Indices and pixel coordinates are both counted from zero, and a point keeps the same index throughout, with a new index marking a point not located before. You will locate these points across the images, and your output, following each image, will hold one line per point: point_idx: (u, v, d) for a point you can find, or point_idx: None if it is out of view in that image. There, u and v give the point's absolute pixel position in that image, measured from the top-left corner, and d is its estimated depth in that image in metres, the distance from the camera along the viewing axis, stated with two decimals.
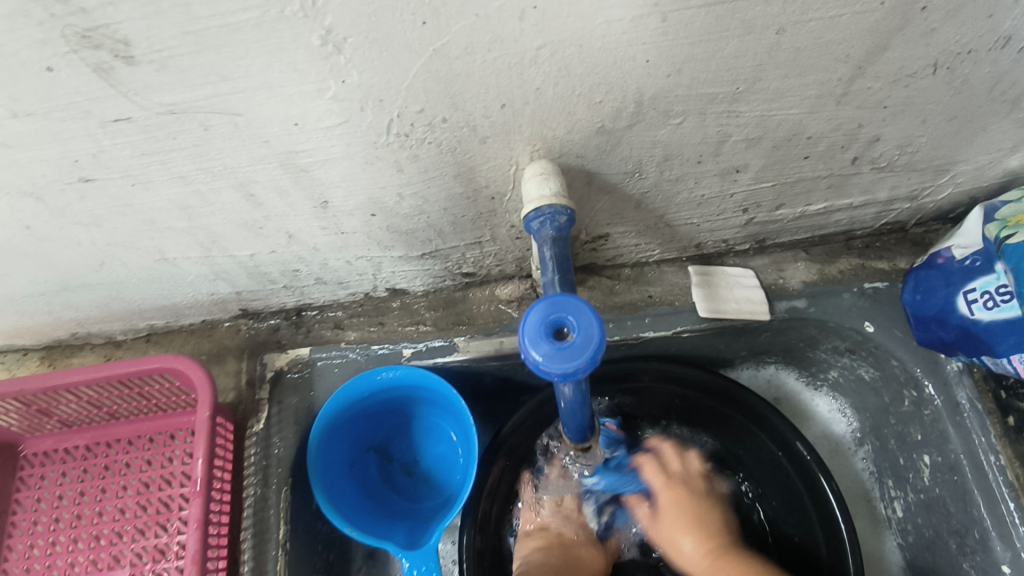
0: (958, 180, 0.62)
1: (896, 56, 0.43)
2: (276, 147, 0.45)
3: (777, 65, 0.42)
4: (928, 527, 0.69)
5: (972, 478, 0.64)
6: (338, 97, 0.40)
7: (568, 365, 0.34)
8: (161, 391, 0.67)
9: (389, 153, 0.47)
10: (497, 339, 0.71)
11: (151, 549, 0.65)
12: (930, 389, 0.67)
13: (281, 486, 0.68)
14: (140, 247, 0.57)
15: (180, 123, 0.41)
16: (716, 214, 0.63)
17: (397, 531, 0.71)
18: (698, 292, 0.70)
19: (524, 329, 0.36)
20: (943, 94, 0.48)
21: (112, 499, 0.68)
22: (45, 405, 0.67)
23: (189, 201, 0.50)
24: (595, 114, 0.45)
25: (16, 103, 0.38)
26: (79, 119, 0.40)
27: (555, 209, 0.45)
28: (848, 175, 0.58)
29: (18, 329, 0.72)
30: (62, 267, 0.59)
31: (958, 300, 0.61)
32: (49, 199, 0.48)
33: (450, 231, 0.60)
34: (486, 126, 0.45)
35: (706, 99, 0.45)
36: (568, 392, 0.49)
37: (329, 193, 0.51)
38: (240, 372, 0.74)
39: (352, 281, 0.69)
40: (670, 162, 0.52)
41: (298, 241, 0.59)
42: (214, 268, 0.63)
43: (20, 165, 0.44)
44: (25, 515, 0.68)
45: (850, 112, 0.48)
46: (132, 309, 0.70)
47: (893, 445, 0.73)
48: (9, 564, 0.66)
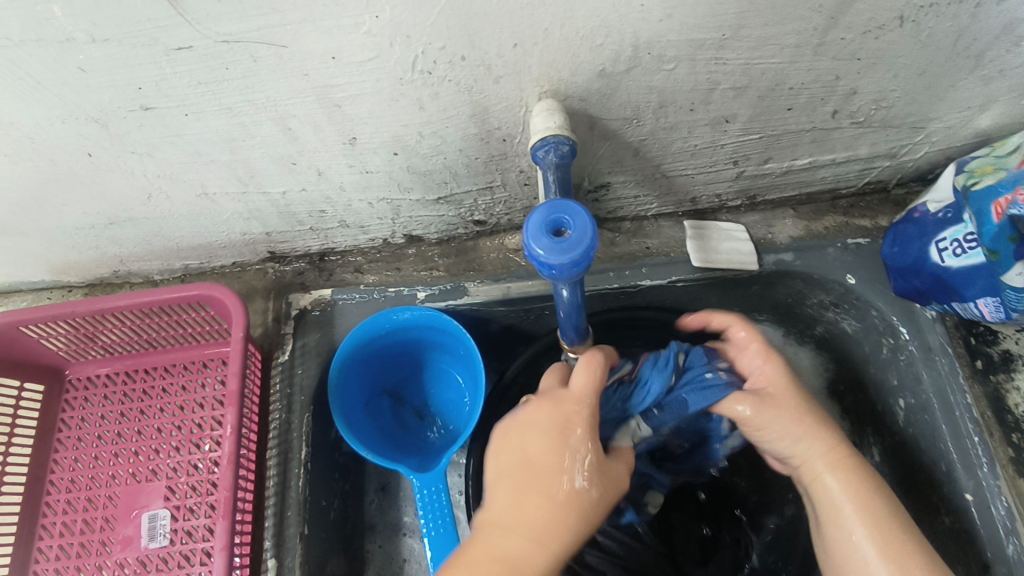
0: (933, 139, 0.67)
1: (865, 7, 0.48)
2: (314, 80, 0.51)
3: (758, 13, 0.48)
4: (902, 467, 0.73)
5: (940, 416, 0.68)
6: (371, 32, 0.46)
7: (565, 258, 0.39)
8: (196, 321, 0.74)
9: (413, 90, 0.53)
10: (504, 283, 0.77)
11: (186, 463, 0.71)
12: (905, 335, 0.72)
13: (304, 413, 0.74)
14: (185, 180, 0.63)
15: (232, 53, 0.47)
16: (709, 166, 0.68)
17: (411, 459, 0.77)
18: (692, 244, 0.76)
19: (527, 229, 0.41)
20: (912, 47, 0.53)
21: (150, 419, 0.74)
22: (91, 331, 0.73)
23: (233, 133, 0.57)
24: (597, 57, 0.51)
25: (96, 29, 0.44)
26: (147, 47, 0.46)
27: (559, 139, 0.50)
28: (829, 130, 0.63)
29: (67, 263, 0.78)
30: (113, 199, 0.66)
31: (931, 250, 0.66)
32: (111, 126, 0.55)
33: (465, 174, 0.66)
34: (500, 65, 0.51)
35: (695, 45, 0.50)
36: (566, 295, 0.53)
37: (357, 129, 0.57)
38: (267, 311, 0.81)
39: (373, 225, 0.75)
40: (665, 109, 0.58)
41: (326, 179, 0.65)
42: (248, 205, 0.69)
43: (91, 91, 0.50)
44: (70, 433, 0.75)
45: (827, 63, 0.54)
46: (171, 247, 0.77)
47: (871, 394, 0.78)
48: (56, 475, 0.73)
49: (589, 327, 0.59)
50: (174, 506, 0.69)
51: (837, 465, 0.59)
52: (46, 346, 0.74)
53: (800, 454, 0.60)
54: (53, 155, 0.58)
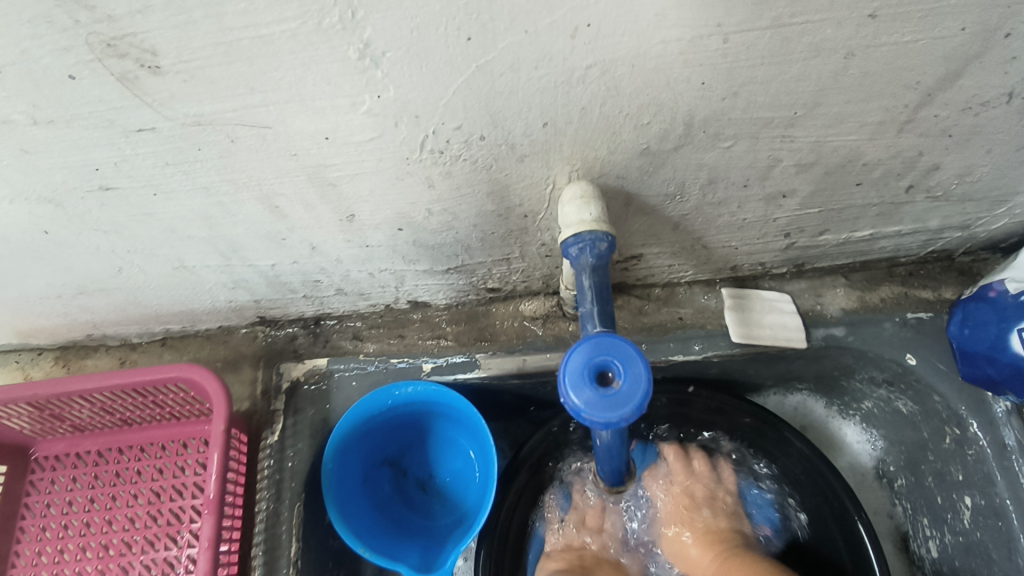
0: (1015, 210, 0.59)
1: (970, 83, 0.40)
2: (304, 160, 0.43)
3: (841, 90, 0.39)
4: (966, 570, 0.66)
5: (1018, 525, 0.61)
6: (372, 112, 0.38)
7: (611, 417, 0.32)
8: (175, 399, 0.66)
9: (421, 169, 0.45)
10: (520, 357, 0.68)
11: (161, 562, 0.64)
12: (974, 428, 0.63)
13: (294, 502, 0.66)
14: (159, 254, 0.55)
15: (205, 135, 0.39)
16: (756, 237, 0.60)
17: (413, 551, 0.69)
18: (731, 316, 0.67)
19: (564, 371, 0.33)
20: (1015, 123, 0.45)
21: (122, 507, 0.66)
22: (58, 409, 0.65)
23: (210, 211, 0.49)
24: (641, 135, 0.42)
25: (37, 111, 0.36)
26: (101, 128, 0.38)
27: (597, 235, 0.43)
28: (900, 203, 0.55)
29: (34, 328, 0.70)
30: (79, 272, 0.58)
31: (1012, 337, 0.58)
32: (67, 206, 0.47)
33: (479, 247, 0.58)
34: (525, 144, 0.42)
35: (760, 123, 0.42)
36: (605, 428, 0.46)
37: (356, 206, 0.49)
38: (256, 381, 0.73)
39: (374, 293, 0.67)
40: (714, 186, 0.50)
41: (321, 253, 0.57)
42: (233, 276, 0.61)
43: (39, 172, 0.42)
44: (34, 520, 0.67)
45: (911, 139, 0.45)
46: (149, 313, 0.69)
47: (930, 482, 0.69)
48: (17, 570, 0.65)
49: (627, 454, 0.52)
50: None
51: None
52: (8, 426, 0.66)
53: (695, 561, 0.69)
54: (4, 233, 0.50)
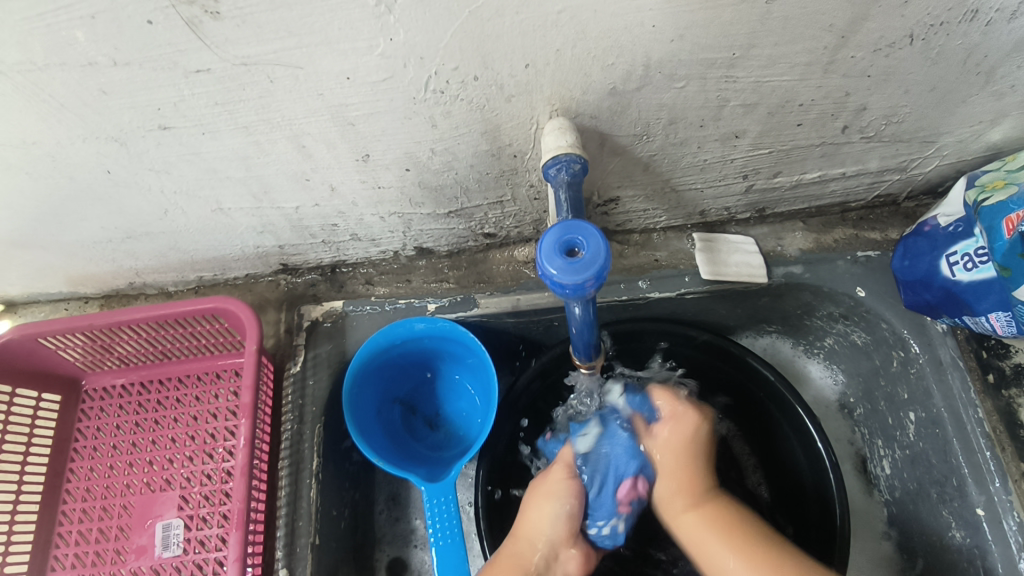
0: (944, 153, 0.67)
1: (875, 26, 0.48)
2: (329, 100, 0.52)
3: (769, 32, 0.48)
4: (913, 479, 0.74)
5: (952, 430, 0.68)
6: (385, 54, 0.47)
7: (578, 277, 0.40)
8: (210, 333, 0.75)
9: (426, 109, 0.53)
10: (514, 296, 0.77)
11: (200, 473, 0.72)
12: (916, 349, 0.72)
13: (315, 424, 0.75)
14: (201, 196, 0.64)
15: (250, 75, 0.48)
16: (718, 180, 0.69)
17: (419, 469, 0.77)
18: (701, 256, 0.76)
19: (541, 248, 0.42)
20: (922, 65, 0.53)
21: (165, 429, 0.75)
22: (107, 342, 0.74)
23: (248, 151, 0.58)
24: (608, 76, 0.51)
25: (118, 53, 0.45)
26: (167, 70, 0.47)
27: (571, 157, 0.52)
28: (839, 144, 0.64)
29: (84, 275, 0.79)
30: (130, 214, 0.67)
31: (941, 264, 0.66)
32: (130, 145, 0.56)
33: (476, 189, 0.67)
34: (512, 85, 0.51)
35: (706, 64, 0.51)
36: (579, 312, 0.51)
37: (371, 146, 0.58)
38: (280, 322, 0.82)
39: (384, 238, 0.76)
40: (675, 126, 0.58)
41: (339, 195, 0.66)
42: (262, 220, 0.70)
43: (111, 111, 0.51)
44: (86, 442, 0.76)
45: (837, 80, 0.54)
46: (185, 260, 0.78)
47: (883, 406, 0.77)
48: (72, 484, 0.74)
49: (599, 343, 0.60)
50: (188, 515, 0.70)
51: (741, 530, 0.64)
52: (63, 357, 0.75)
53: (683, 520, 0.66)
54: (73, 173, 0.59)
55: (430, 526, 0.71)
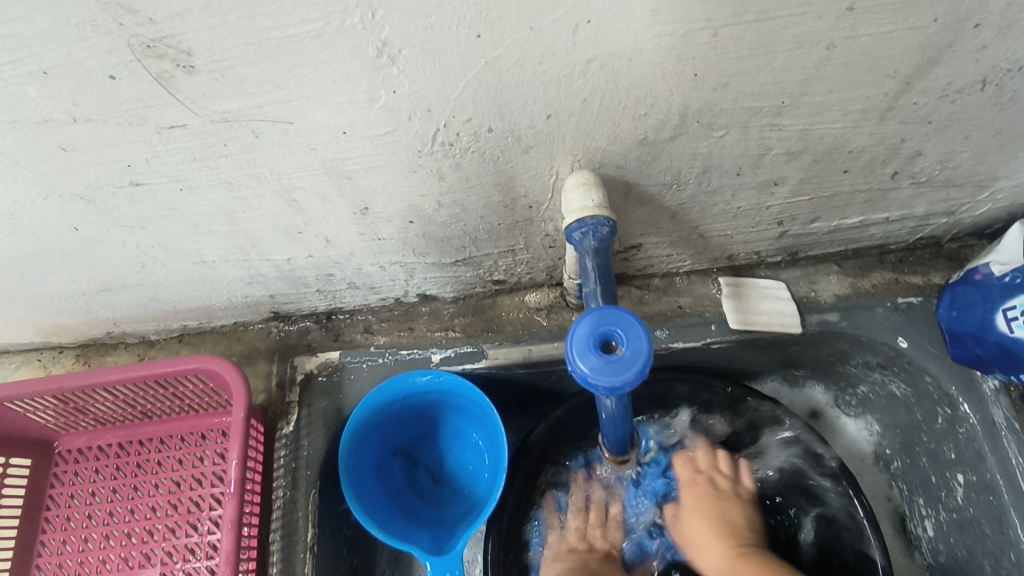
0: (998, 195, 0.61)
1: (945, 71, 0.43)
2: (322, 154, 0.45)
3: (825, 79, 0.42)
4: (961, 546, 0.68)
5: (1008, 499, 0.63)
6: (387, 106, 0.41)
7: (616, 379, 0.34)
8: (194, 391, 0.68)
9: (432, 161, 0.47)
10: (525, 347, 0.71)
11: (183, 548, 0.66)
12: (965, 407, 0.66)
13: (310, 490, 0.68)
14: (181, 249, 0.58)
15: (232, 131, 0.42)
16: (751, 226, 0.63)
17: (424, 535, 0.71)
18: (728, 303, 0.70)
19: (571, 341, 0.36)
20: (990, 110, 0.48)
21: (144, 497, 0.69)
22: (82, 403, 0.68)
23: (233, 206, 0.51)
24: (639, 126, 0.45)
25: (77, 110, 0.39)
26: (136, 126, 0.41)
27: (598, 220, 0.45)
28: (886, 190, 0.58)
29: (57, 326, 0.73)
30: (104, 268, 0.60)
31: (996, 318, 0.60)
32: (99, 202, 0.49)
33: (485, 239, 0.61)
34: (530, 136, 0.45)
35: (750, 113, 0.45)
36: (610, 404, 0.48)
37: (370, 199, 0.52)
38: (271, 374, 0.75)
39: (384, 286, 0.70)
40: (709, 174, 0.53)
41: (335, 246, 0.60)
42: (250, 271, 0.63)
43: (75, 168, 0.45)
44: (59, 510, 0.70)
45: (894, 126, 0.48)
46: (167, 310, 0.71)
47: (925, 463, 0.72)
48: (43, 559, 0.67)
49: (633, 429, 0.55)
50: None
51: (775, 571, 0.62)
52: (33, 419, 0.68)
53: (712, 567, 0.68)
54: (36, 230, 0.53)
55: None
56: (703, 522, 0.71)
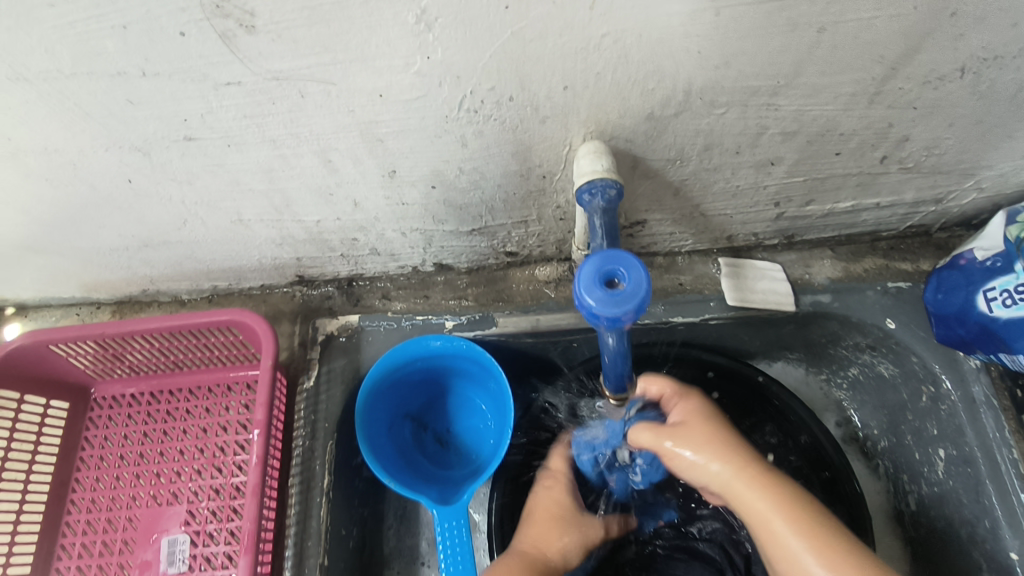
0: (982, 185, 0.65)
1: (927, 59, 0.47)
2: (359, 116, 0.50)
3: (816, 61, 0.47)
4: (941, 519, 0.71)
5: (985, 471, 0.67)
6: (421, 72, 0.46)
7: (618, 310, 0.39)
8: (223, 344, 0.73)
9: (458, 128, 0.52)
10: (534, 317, 0.76)
11: (208, 488, 0.71)
12: (947, 384, 0.70)
13: (327, 440, 0.73)
14: (221, 207, 0.63)
15: (281, 89, 0.47)
16: (749, 206, 0.67)
17: (431, 489, 0.75)
18: (727, 282, 0.74)
19: (579, 277, 0.41)
20: (971, 98, 0.52)
21: (173, 441, 0.74)
22: (119, 350, 0.73)
23: (273, 164, 0.56)
24: (647, 101, 0.50)
25: (147, 64, 0.44)
26: (196, 82, 0.46)
27: (607, 182, 0.50)
28: (876, 175, 0.62)
29: (97, 281, 0.78)
30: (149, 223, 0.65)
31: (978, 299, 0.65)
32: (153, 155, 0.54)
33: (501, 208, 0.65)
34: (548, 107, 0.50)
35: (748, 92, 0.49)
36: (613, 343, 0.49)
37: (398, 163, 0.57)
38: (294, 334, 0.80)
39: (404, 254, 0.74)
40: (710, 152, 0.57)
41: (362, 210, 0.64)
42: (282, 232, 0.68)
43: (136, 121, 0.50)
44: (93, 451, 0.75)
45: (881, 111, 0.52)
46: (201, 269, 0.77)
47: (910, 440, 0.75)
48: (77, 494, 0.73)
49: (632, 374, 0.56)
50: (195, 531, 0.69)
51: (820, 547, 0.51)
52: (73, 364, 0.74)
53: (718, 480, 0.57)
54: (93, 181, 0.58)
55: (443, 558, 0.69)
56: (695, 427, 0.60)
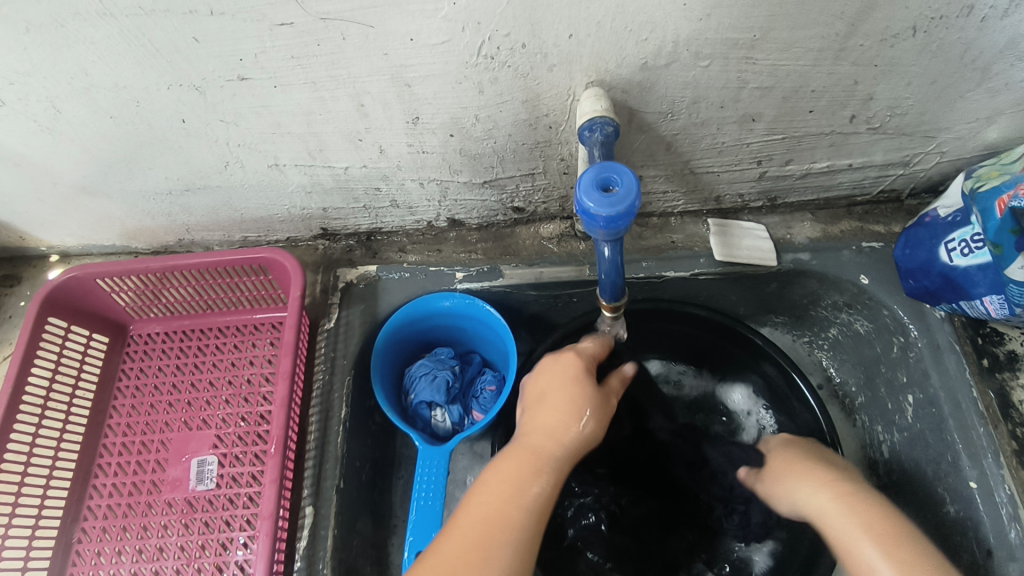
0: (944, 149, 0.73)
1: (882, 16, 0.54)
2: (391, 60, 0.58)
3: (786, 16, 0.54)
4: (910, 461, 0.78)
5: (947, 410, 0.72)
6: (447, 17, 0.53)
7: (611, 209, 0.46)
8: (253, 285, 0.80)
9: (476, 74, 0.60)
10: (538, 268, 0.82)
11: (236, 415, 0.77)
12: (914, 332, 0.76)
13: (345, 376, 0.79)
14: (261, 150, 0.70)
15: (326, 31, 0.55)
16: (734, 164, 0.74)
17: (423, 432, 0.81)
18: (715, 239, 0.81)
19: (580, 183, 0.48)
20: (923, 57, 0.59)
21: (204, 374, 0.80)
22: (158, 288, 0.80)
23: (312, 107, 0.64)
24: (640, 50, 0.57)
25: (217, 3, 0.52)
26: (256, 22, 0.54)
27: (604, 121, 0.57)
28: (847, 134, 0.70)
29: (139, 229, 0.85)
30: (194, 166, 0.73)
31: (940, 251, 0.71)
32: (208, 94, 0.62)
33: (511, 159, 0.72)
34: (555, 54, 0.58)
35: (729, 44, 0.57)
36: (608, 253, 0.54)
37: (421, 109, 0.64)
38: (316, 283, 0.87)
39: (421, 207, 0.82)
40: (698, 105, 0.65)
41: (386, 157, 0.72)
42: (312, 179, 0.76)
43: (199, 59, 0.58)
44: (129, 382, 0.81)
45: (846, 68, 0.60)
46: (235, 218, 0.84)
47: (883, 392, 0.82)
48: (113, 420, 0.79)
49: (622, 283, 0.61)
50: (222, 452, 0.75)
51: (884, 536, 0.59)
52: (115, 300, 0.80)
53: (818, 508, 0.66)
54: (151, 119, 0.65)
55: (422, 485, 0.74)
56: (845, 519, 0.62)
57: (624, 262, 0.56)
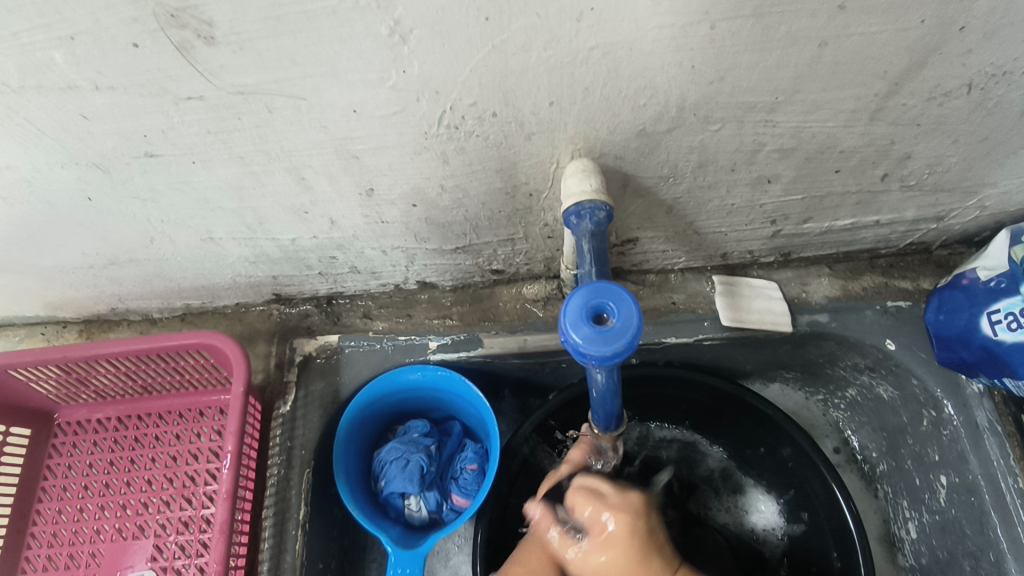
0: (985, 204, 0.63)
1: (932, 74, 0.44)
2: (332, 132, 0.47)
3: (816, 77, 0.44)
4: (943, 548, 0.69)
5: (989, 500, 0.64)
6: (397, 87, 0.43)
7: (605, 348, 0.38)
8: (193, 367, 0.70)
9: (438, 144, 0.49)
10: (521, 337, 0.72)
11: (176, 521, 0.67)
12: (949, 410, 0.67)
13: (304, 469, 0.69)
14: (190, 225, 0.59)
15: (246, 104, 0.44)
16: (744, 224, 0.64)
17: (395, 526, 0.71)
18: (722, 301, 0.71)
19: (566, 313, 0.40)
20: (976, 115, 0.49)
21: (141, 470, 0.70)
22: (84, 374, 0.69)
23: (242, 182, 0.53)
24: (637, 116, 0.47)
25: (101, 77, 0.41)
26: (155, 96, 0.43)
27: (596, 205, 0.48)
28: (877, 192, 0.60)
29: (62, 300, 0.74)
30: (113, 241, 0.62)
31: (981, 321, 0.62)
32: (114, 172, 0.51)
33: (486, 226, 0.62)
34: (533, 122, 0.47)
35: (745, 108, 0.47)
36: (601, 379, 0.51)
37: (375, 180, 0.54)
38: (270, 355, 0.76)
39: (385, 272, 0.71)
40: (705, 169, 0.54)
41: (339, 228, 0.61)
42: (256, 250, 0.65)
43: (93, 137, 0.47)
44: (55, 481, 0.71)
45: (883, 128, 0.50)
46: (172, 288, 0.73)
47: (910, 465, 0.73)
48: (37, 527, 0.68)
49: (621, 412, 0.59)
50: (161, 567, 0.65)
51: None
52: (35, 389, 0.70)
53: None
54: (50, 199, 0.54)
55: None
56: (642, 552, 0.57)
57: (621, 387, 0.53)
